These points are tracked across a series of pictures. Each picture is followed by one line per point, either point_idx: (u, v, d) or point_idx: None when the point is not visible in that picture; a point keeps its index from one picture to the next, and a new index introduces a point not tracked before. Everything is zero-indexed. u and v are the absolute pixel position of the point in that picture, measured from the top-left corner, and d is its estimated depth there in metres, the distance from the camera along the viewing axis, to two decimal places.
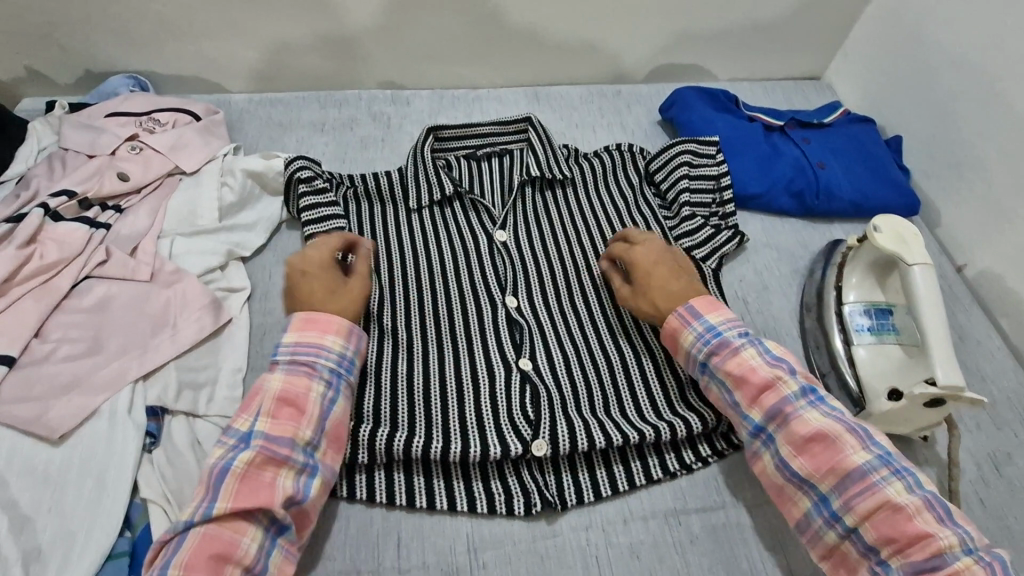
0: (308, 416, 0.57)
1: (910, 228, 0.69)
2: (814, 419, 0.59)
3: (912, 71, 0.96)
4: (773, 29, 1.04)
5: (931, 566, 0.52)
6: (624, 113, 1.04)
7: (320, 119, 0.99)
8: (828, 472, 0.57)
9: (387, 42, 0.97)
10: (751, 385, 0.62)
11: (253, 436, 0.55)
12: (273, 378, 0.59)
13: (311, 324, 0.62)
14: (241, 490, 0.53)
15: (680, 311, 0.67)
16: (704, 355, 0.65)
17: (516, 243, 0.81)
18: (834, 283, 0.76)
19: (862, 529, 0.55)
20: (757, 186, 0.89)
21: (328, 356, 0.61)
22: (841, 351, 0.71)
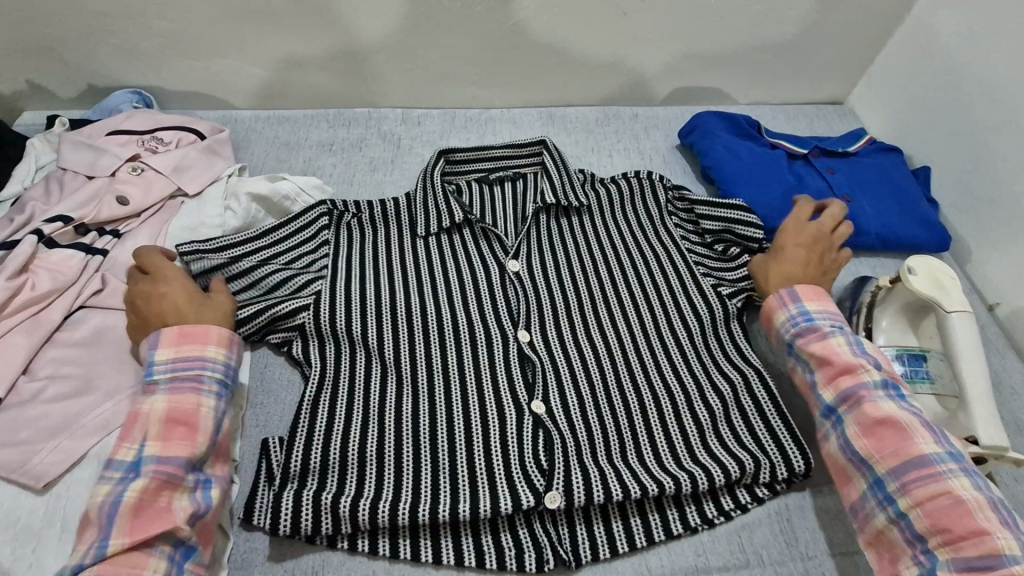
0: (205, 433, 0.55)
1: (946, 271, 0.67)
2: (888, 406, 0.58)
3: (940, 101, 0.93)
4: (796, 55, 1.01)
5: (984, 564, 0.51)
6: (641, 137, 1.01)
7: (329, 138, 0.96)
8: (890, 455, 0.57)
9: (398, 62, 0.95)
10: (833, 366, 0.62)
11: (143, 458, 0.53)
12: (152, 401, 0.55)
13: (188, 336, 0.58)
14: (139, 519, 0.50)
15: (782, 292, 0.68)
16: (790, 334, 0.66)
17: (529, 274, 0.78)
18: (864, 324, 0.72)
19: (913, 516, 0.55)
20: (779, 218, 0.86)
21: (214, 367, 0.58)
22: None
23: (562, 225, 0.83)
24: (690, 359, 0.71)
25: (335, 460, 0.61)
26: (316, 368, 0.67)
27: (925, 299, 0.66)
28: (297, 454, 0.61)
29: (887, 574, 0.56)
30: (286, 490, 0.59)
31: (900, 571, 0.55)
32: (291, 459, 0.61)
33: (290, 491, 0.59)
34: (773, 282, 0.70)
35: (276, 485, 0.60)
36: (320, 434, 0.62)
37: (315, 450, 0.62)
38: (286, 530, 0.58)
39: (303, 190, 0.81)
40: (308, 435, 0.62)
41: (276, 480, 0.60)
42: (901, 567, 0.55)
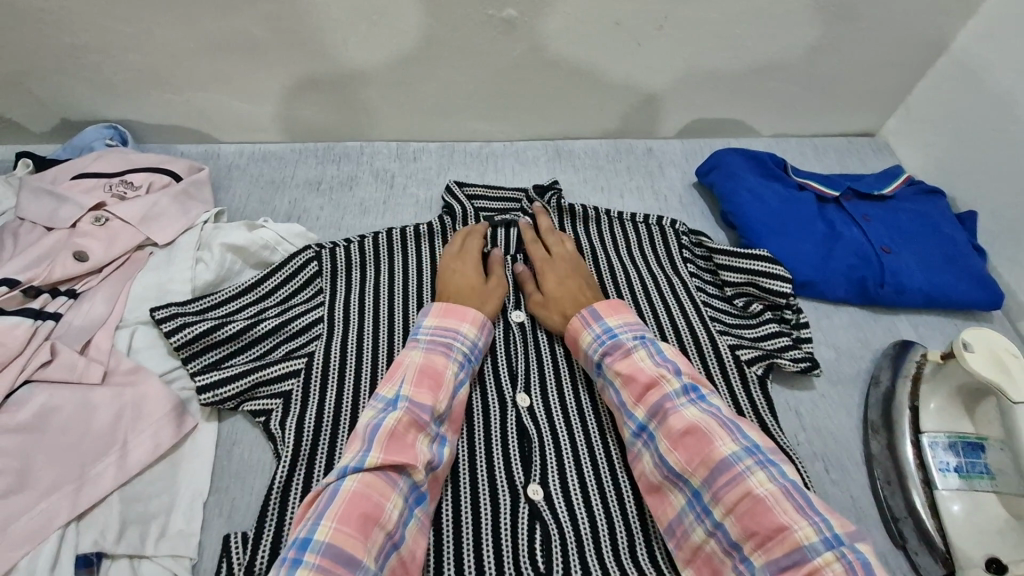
0: (446, 393, 0.58)
1: (1009, 350, 0.58)
2: (690, 414, 0.55)
3: (988, 138, 0.84)
4: (826, 85, 0.93)
5: (792, 562, 0.46)
6: (655, 175, 0.93)
7: (317, 176, 0.89)
8: (696, 464, 0.52)
9: (393, 95, 0.88)
10: (637, 382, 0.59)
11: (399, 400, 0.55)
12: (411, 355, 0.60)
13: (450, 312, 0.64)
14: (391, 443, 0.51)
15: (580, 314, 0.66)
16: (598, 355, 0.63)
17: (534, 328, 0.72)
18: (909, 402, 0.64)
19: (727, 523, 0.50)
20: (809, 270, 0.78)
21: (463, 343, 0.63)
22: (920, 493, 0.59)
23: None
24: None
25: None
26: (290, 441, 0.61)
27: (984, 382, 0.58)
28: (264, 548, 0.55)
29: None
30: None
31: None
32: (256, 555, 0.54)
33: None
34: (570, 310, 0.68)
35: None
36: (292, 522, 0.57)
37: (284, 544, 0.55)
38: None
39: (284, 238, 0.75)
40: (277, 529, 0.56)
41: None
42: None
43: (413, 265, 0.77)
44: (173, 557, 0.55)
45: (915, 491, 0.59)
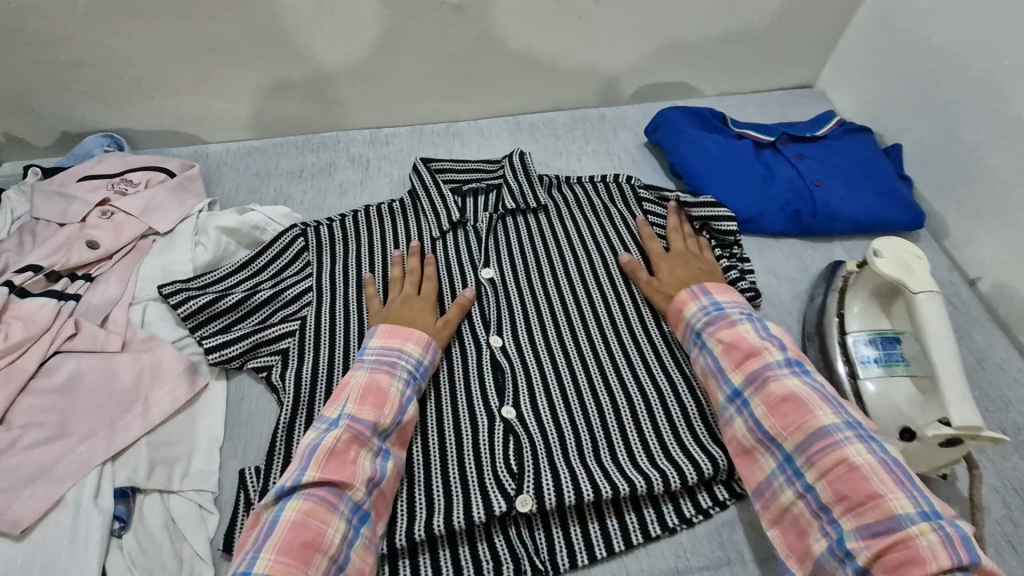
0: (390, 407, 0.61)
1: (913, 252, 0.66)
2: (790, 382, 0.60)
3: (907, 77, 0.91)
4: (760, 43, 1.01)
5: (884, 528, 0.51)
6: (610, 139, 1.00)
7: (298, 165, 0.98)
8: (795, 431, 0.57)
9: (363, 86, 0.96)
10: (739, 350, 0.64)
11: (338, 420, 0.59)
12: (356, 374, 0.63)
13: (394, 333, 0.68)
14: (328, 464, 0.56)
15: (691, 289, 0.71)
16: (701, 324, 0.68)
17: (503, 280, 0.80)
18: (836, 310, 0.72)
19: (821, 487, 0.55)
20: (750, 207, 0.85)
21: (408, 359, 0.66)
22: (847, 384, 0.67)
23: (524, 229, 0.86)
24: (660, 357, 0.72)
25: None
26: (290, 390, 0.69)
27: (892, 282, 0.66)
28: (274, 479, 0.63)
29: (798, 549, 0.56)
30: None
31: (810, 546, 0.55)
32: (268, 484, 0.62)
33: None
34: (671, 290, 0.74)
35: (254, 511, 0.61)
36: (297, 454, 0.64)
37: None
38: None
39: (272, 219, 0.83)
40: (284, 462, 0.64)
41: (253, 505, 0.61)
42: (810, 541, 0.55)
43: (392, 236, 0.85)
44: (197, 491, 0.63)
45: (842, 384, 0.67)
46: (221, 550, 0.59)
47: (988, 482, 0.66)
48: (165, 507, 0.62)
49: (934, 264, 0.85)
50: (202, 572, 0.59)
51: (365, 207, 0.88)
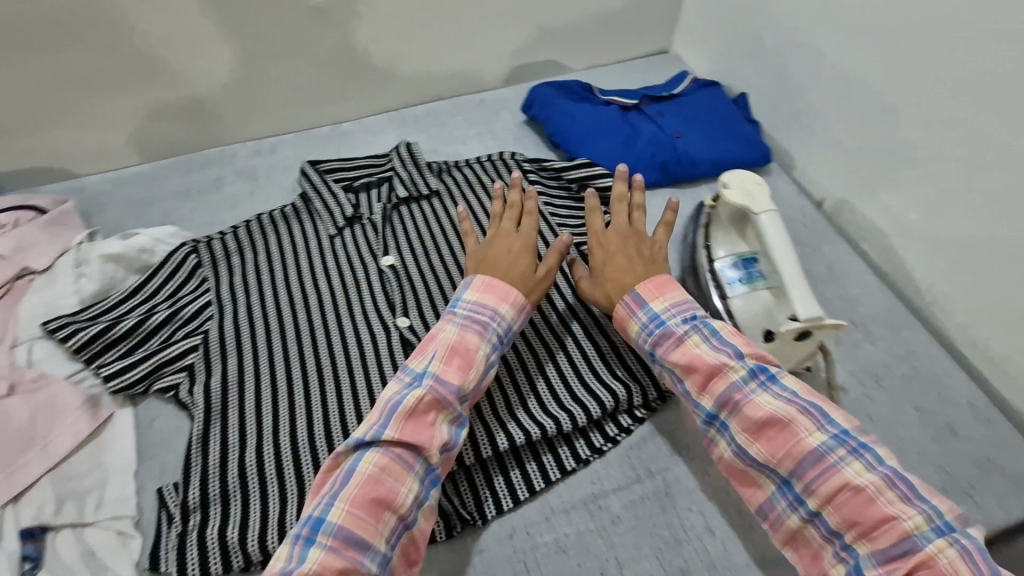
0: (474, 373, 0.63)
1: (754, 180, 0.75)
2: (766, 402, 0.58)
3: (739, 32, 1.03)
4: (613, 16, 1.09)
5: (903, 551, 0.51)
6: (491, 121, 1.05)
7: (183, 186, 0.96)
8: (784, 457, 0.56)
9: (238, 98, 0.96)
10: (699, 372, 0.62)
11: (425, 377, 0.60)
12: (446, 330, 0.64)
13: (490, 289, 0.67)
14: (407, 424, 0.57)
15: (626, 300, 0.68)
16: (649, 345, 0.66)
17: (404, 265, 0.83)
18: (703, 243, 0.80)
19: (826, 512, 0.54)
20: (623, 165, 0.93)
21: (500, 323, 0.66)
22: (719, 305, 0.75)
23: (418, 214, 0.89)
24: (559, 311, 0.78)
25: (235, 486, 0.64)
26: (201, 404, 0.69)
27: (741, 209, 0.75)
28: (194, 490, 0.63)
29: (817, 574, 0.55)
30: (190, 525, 0.61)
31: (827, 570, 0.55)
32: (188, 496, 0.63)
33: (195, 527, 0.61)
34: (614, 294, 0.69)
35: (178, 523, 0.61)
36: (216, 461, 0.65)
37: (213, 480, 0.64)
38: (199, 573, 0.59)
39: (159, 240, 0.82)
40: (202, 473, 0.64)
41: (176, 519, 0.62)
42: (826, 565, 0.55)
43: (287, 242, 0.85)
44: (114, 518, 0.62)
45: (717, 307, 0.75)
46: (148, 568, 0.59)
47: (845, 368, 0.77)
48: (82, 540, 0.61)
49: (787, 194, 0.96)
50: None
51: (257, 218, 0.88)
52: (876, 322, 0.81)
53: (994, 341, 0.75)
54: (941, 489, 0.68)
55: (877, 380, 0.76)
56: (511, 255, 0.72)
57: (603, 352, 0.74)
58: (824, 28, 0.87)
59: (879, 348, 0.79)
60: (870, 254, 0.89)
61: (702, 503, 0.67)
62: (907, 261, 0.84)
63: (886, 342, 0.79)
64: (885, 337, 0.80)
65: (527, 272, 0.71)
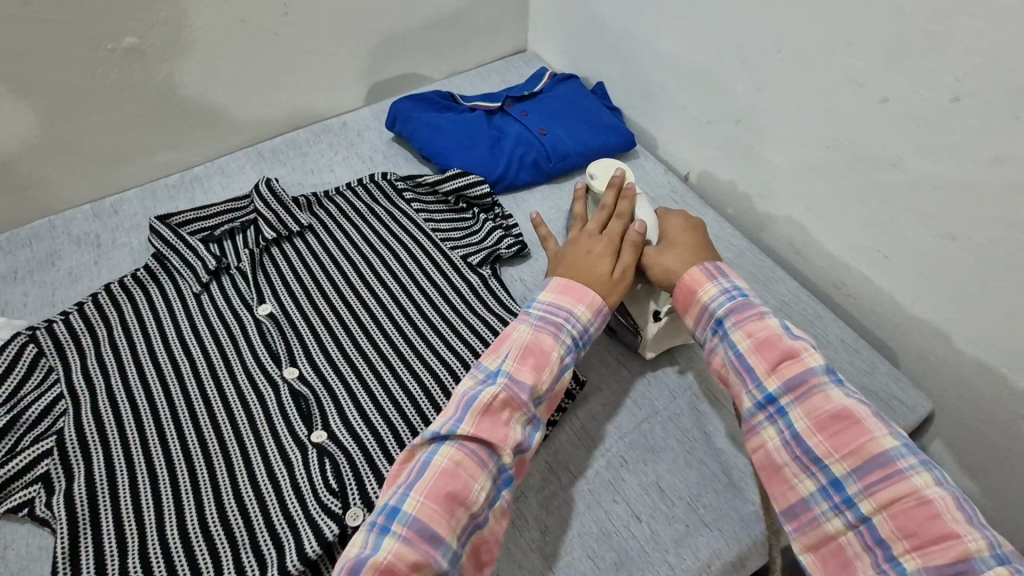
0: (549, 373, 0.61)
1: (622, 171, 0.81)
2: (839, 395, 0.57)
3: (584, 25, 1.06)
4: (462, 21, 1.08)
5: (956, 570, 0.48)
6: (357, 143, 1.01)
7: (8, 267, 0.83)
8: (849, 453, 0.54)
9: (58, 159, 0.86)
10: (774, 349, 0.59)
11: (499, 375, 0.59)
12: (521, 330, 0.63)
13: (568, 290, 0.66)
14: (484, 419, 0.56)
15: (705, 266, 0.66)
16: (723, 311, 0.63)
17: (284, 311, 0.77)
18: None
19: (877, 519, 0.52)
20: (496, 170, 0.93)
21: (574, 325, 0.64)
22: None
23: (292, 255, 0.83)
24: (455, 329, 0.76)
25: None
26: (63, 516, 0.60)
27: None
28: None
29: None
30: None
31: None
32: None
33: None
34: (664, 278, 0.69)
35: None
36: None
37: None
38: None
39: None
40: None
41: None
42: (863, 575, 0.52)
43: (145, 311, 0.77)
44: None
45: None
46: None
47: None
48: None
49: (656, 173, 1.00)
50: None
51: (104, 288, 0.78)
52: (751, 281, 0.87)
53: (850, 280, 0.83)
54: None
55: None
56: (602, 253, 0.70)
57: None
58: (656, 13, 0.92)
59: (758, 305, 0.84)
60: (737, 217, 0.95)
61: (624, 492, 0.68)
62: (768, 219, 0.90)
63: (763, 298, 0.85)
64: (761, 294, 0.85)
65: (607, 274, 0.68)
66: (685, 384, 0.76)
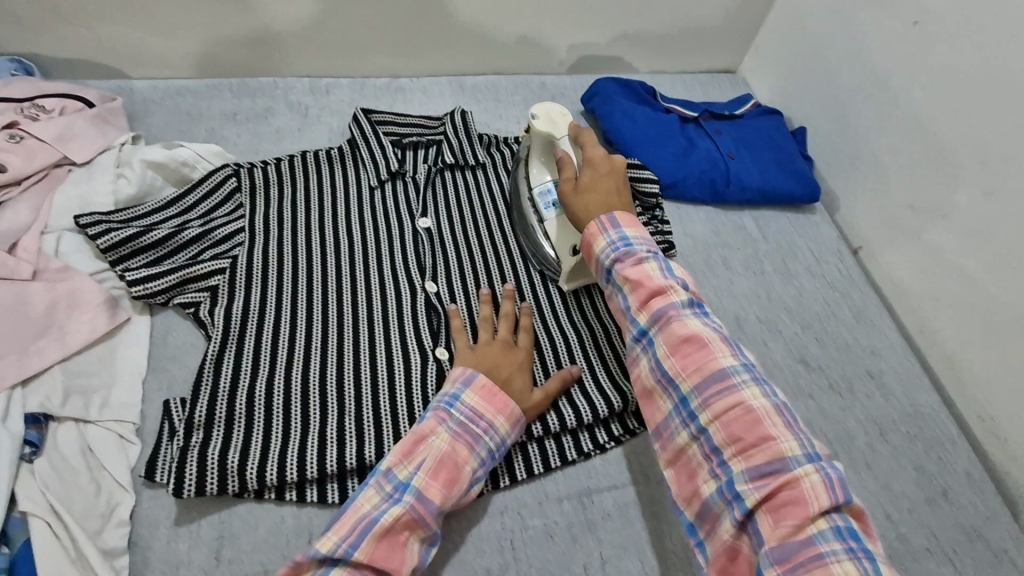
0: (458, 489, 0.58)
1: (559, 109, 0.80)
2: (694, 324, 0.60)
3: (812, 67, 1.02)
4: (689, 26, 1.08)
5: (772, 468, 0.52)
6: (548, 105, 1.05)
7: (232, 108, 0.94)
8: (695, 372, 0.58)
9: (305, 37, 0.95)
10: (645, 289, 0.62)
11: (407, 492, 0.56)
12: (440, 437, 0.59)
13: (490, 398, 0.62)
14: (380, 546, 0.53)
15: (600, 219, 0.68)
16: (610, 261, 0.66)
17: (440, 230, 0.82)
18: (522, 176, 0.84)
19: (712, 428, 0.56)
20: (672, 175, 0.93)
21: (492, 437, 0.61)
22: (536, 228, 0.80)
23: (461, 184, 0.88)
24: (583, 307, 0.78)
25: (240, 413, 0.63)
26: (219, 327, 0.68)
27: (549, 140, 0.80)
28: (200, 408, 0.62)
29: (690, 491, 0.57)
30: (191, 443, 0.60)
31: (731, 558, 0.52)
32: (194, 413, 0.62)
33: (196, 444, 0.60)
34: (590, 213, 0.70)
35: (180, 438, 0.61)
36: (226, 385, 0.64)
37: (220, 403, 0.63)
38: (192, 490, 0.58)
39: (202, 156, 0.81)
40: (211, 394, 0.64)
41: (179, 433, 0.61)
42: (700, 481, 0.56)
43: (327, 184, 0.83)
44: (117, 421, 0.62)
45: (534, 229, 0.80)
46: (143, 476, 0.59)
47: (854, 413, 0.78)
48: (80, 436, 0.61)
49: (827, 234, 0.96)
50: (124, 498, 0.58)
51: (301, 154, 0.85)
52: (893, 378, 0.81)
53: (1004, 421, 0.76)
54: (926, 551, 0.68)
55: (882, 433, 0.76)
56: (515, 366, 0.67)
57: (618, 357, 0.74)
58: (903, 78, 0.86)
59: (891, 404, 0.79)
60: (898, 310, 0.89)
61: None
62: (934, 323, 0.84)
63: (899, 399, 0.80)
64: (899, 394, 0.80)
65: (525, 388, 0.66)
66: None
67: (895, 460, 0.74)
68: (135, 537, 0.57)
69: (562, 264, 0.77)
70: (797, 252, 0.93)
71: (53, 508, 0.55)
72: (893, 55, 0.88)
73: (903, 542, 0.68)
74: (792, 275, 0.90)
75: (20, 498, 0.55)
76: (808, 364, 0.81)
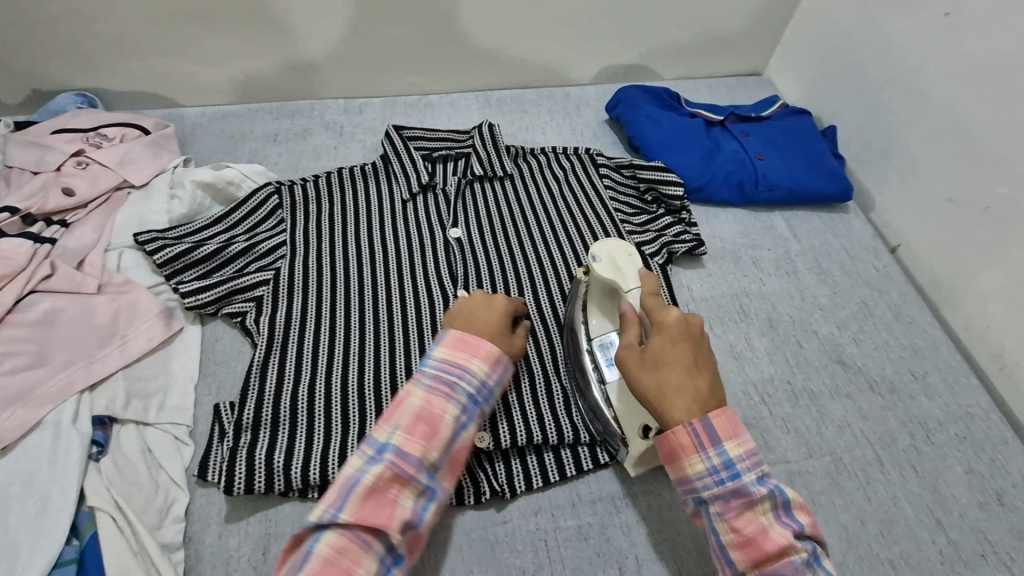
0: (440, 439, 0.56)
1: (621, 249, 0.72)
2: (763, 515, 0.52)
3: (840, 65, 1.01)
4: (714, 30, 1.08)
5: None
6: (573, 115, 1.07)
7: (273, 130, 1.00)
8: (765, 572, 0.50)
9: (340, 60, 1.00)
10: (719, 481, 0.52)
11: (384, 450, 0.54)
12: (411, 394, 0.58)
13: (463, 346, 0.61)
14: (368, 503, 0.52)
15: (695, 426, 0.54)
16: (709, 493, 0.53)
17: (469, 238, 0.85)
18: (578, 316, 0.74)
19: None
20: (699, 178, 0.93)
21: (469, 383, 0.59)
22: (597, 395, 0.69)
23: (490, 194, 0.90)
24: None
25: (285, 415, 0.66)
26: (264, 334, 0.72)
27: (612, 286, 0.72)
28: (248, 411, 0.66)
29: None
30: (240, 444, 0.64)
31: None
32: (242, 415, 0.65)
33: (245, 445, 0.63)
34: (673, 403, 0.56)
35: (230, 439, 0.64)
36: (271, 390, 0.68)
37: (266, 406, 0.66)
38: (242, 489, 0.62)
39: (246, 175, 0.86)
40: (257, 396, 0.67)
41: (229, 434, 0.64)
42: None
43: (360, 199, 0.86)
44: (173, 423, 0.66)
45: (593, 391, 0.69)
46: (196, 475, 0.63)
47: (898, 415, 0.75)
48: (141, 437, 0.65)
49: (861, 233, 0.94)
50: (179, 496, 0.62)
51: (337, 170, 0.89)
52: (937, 377, 0.79)
53: None
54: (979, 555, 0.66)
55: (928, 434, 0.74)
56: (487, 315, 0.67)
57: None
58: (939, 72, 0.84)
59: (935, 403, 0.76)
60: (940, 308, 0.86)
61: None
62: (981, 320, 0.81)
63: (943, 399, 0.77)
64: (943, 393, 0.77)
65: (495, 332, 0.65)
66: (826, 448, 0.72)
67: (943, 463, 0.72)
68: (190, 532, 0.61)
69: (630, 446, 0.66)
70: (832, 251, 0.91)
71: (114, 502, 0.60)
72: (927, 50, 0.85)
73: (953, 546, 0.66)
74: (827, 275, 0.88)
75: (87, 493, 0.60)
76: (846, 364, 0.79)
